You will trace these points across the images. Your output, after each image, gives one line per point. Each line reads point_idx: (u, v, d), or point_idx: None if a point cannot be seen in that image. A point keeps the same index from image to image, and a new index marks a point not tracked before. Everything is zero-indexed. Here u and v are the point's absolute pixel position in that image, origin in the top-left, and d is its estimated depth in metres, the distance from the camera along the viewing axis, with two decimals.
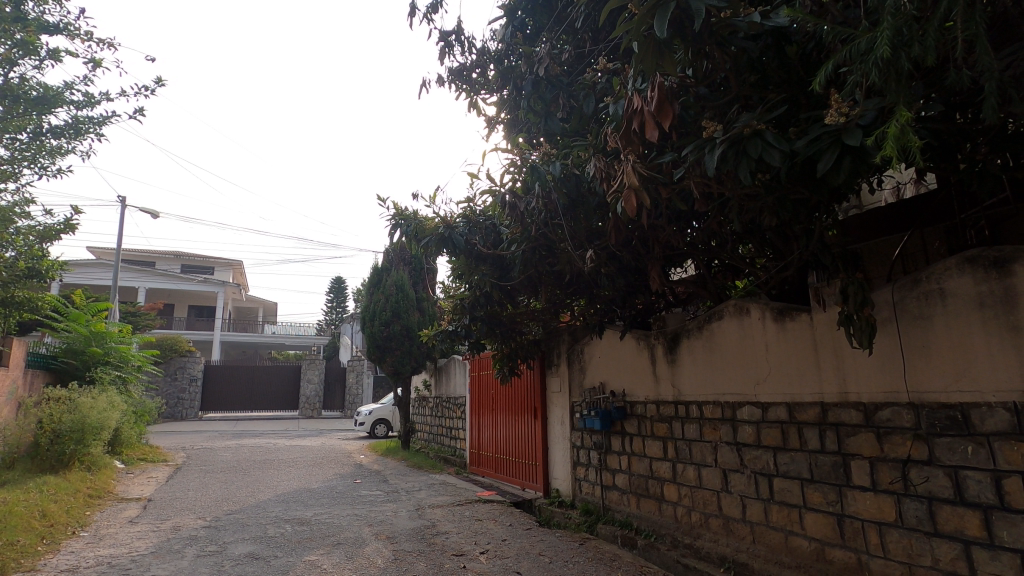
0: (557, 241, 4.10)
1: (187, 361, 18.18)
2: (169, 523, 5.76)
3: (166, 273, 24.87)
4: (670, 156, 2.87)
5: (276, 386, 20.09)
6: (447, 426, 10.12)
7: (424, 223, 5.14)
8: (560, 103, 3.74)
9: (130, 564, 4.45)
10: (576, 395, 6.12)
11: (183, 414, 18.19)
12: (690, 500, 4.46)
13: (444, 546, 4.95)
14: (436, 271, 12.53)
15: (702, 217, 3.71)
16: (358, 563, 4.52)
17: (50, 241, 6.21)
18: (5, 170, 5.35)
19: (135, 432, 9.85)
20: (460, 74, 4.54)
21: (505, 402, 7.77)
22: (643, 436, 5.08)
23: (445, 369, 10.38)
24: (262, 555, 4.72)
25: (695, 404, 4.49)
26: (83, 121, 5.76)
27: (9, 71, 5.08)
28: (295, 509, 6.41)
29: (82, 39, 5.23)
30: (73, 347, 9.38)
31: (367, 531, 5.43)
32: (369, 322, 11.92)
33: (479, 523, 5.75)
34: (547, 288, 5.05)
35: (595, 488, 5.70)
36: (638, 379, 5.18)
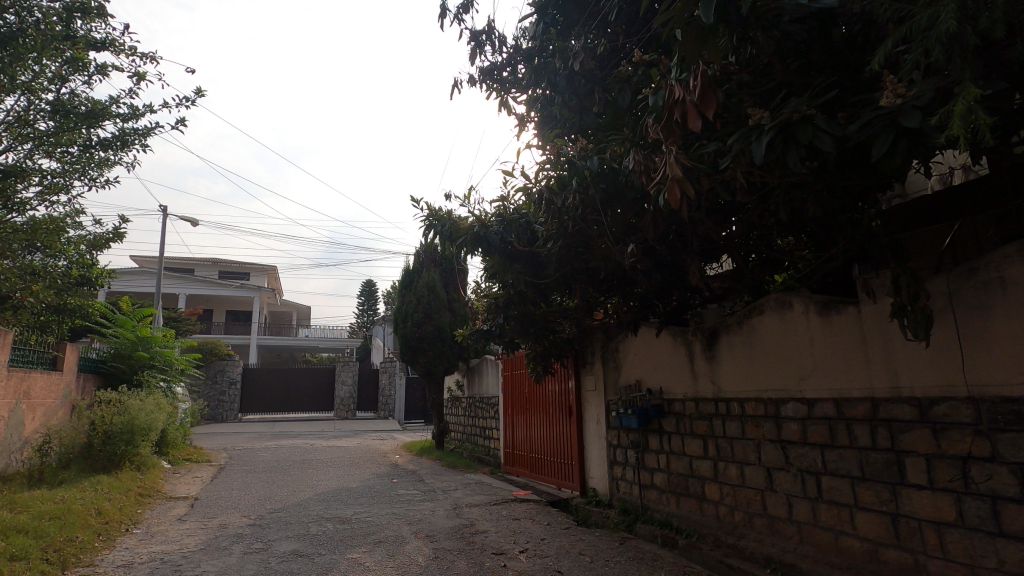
0: (593, 237, 4.04)
1: (227, 364, 18.84)
2: (216, 521, 5.92)
3: (204, 280, 25.66)
4: (713, 145, 2.81)
5: (312, 387, 20.37)
6: (480, 426, 10.15)
7: (458, 222, 5.13)
8: (595, 97, 3.69)
9: (181, 560, 4.59)
10: (612, 394, 6.06)
11: (223, 416, 18.73)
12: (733, 498, 4.36)
13: (483, 546, 4.95)
14: (466, 271, 12.55)
15: (741, 208, 3.63)
16: (399, 561, 4.56)
17: (99, 250, 6.42)
18: (57, 182, 5.62)
19: (180, 433, 10.18)
20: (490, 73, 4.56)
21: (540, 402, 7.74)
22: (682, 434, 4.98)
23: (478, 369, 10.45)
24: (306, 552, 4.80)
25: (737, 401, 4.39)
26: (129, 132, 5.96)
27: (61, 86, 5.29)
28: (335, 507, 6.52)
29: (127, 54, 5.40)
30: (121, 352, 9.78)
31: (406, 530, 5.47)
32: (401, 324, 12.05)
33: (517, 522, 5.74)
34: (581, 286, 5.01)
35: (633, 487, 5.63)
36: (674, 377, 5.10)
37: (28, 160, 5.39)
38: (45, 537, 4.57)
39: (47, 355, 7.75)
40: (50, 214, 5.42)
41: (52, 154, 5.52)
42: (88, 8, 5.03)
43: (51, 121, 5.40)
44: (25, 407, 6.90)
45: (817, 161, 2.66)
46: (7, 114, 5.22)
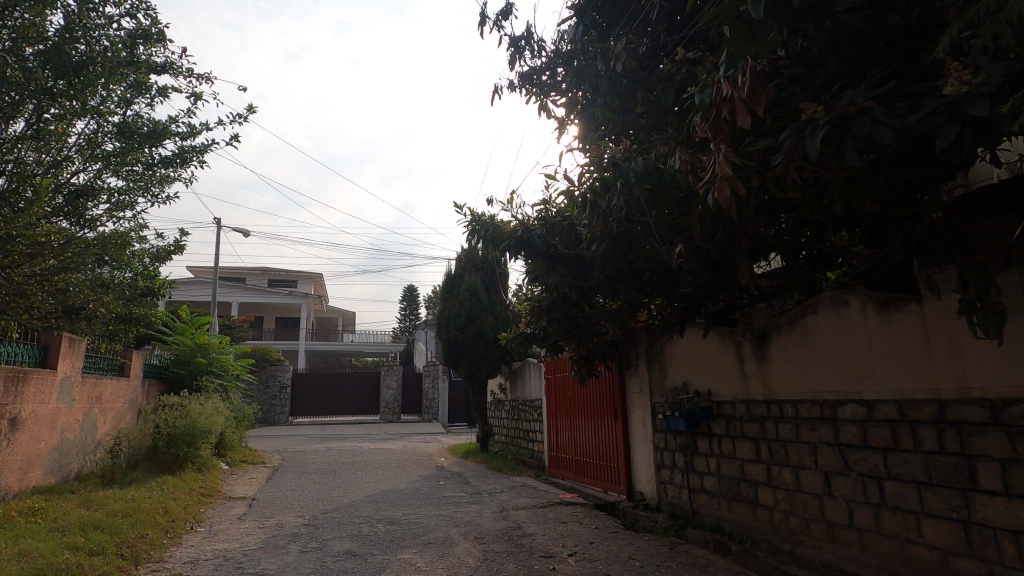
0: (638, 238, 4.01)
1: (278, 369, 19.52)
2: (274, 521, 6.14)
3: (255, 288, 26.67)
4: (764, 141, 2.75)
5: (359, 391, 20.85)
6: (524, 429, 10.16)
7: (501, 226, 5.14)
8: (638, 98, 3.68)
9: (243, 557, 4.79)
10: (658, 396, 5.97)
11: (275, 419, 19.40)
12: (788, 503, 4.23)
13: (532, 548, 4.97)
14: (507, 274, 12.60)
15: (792, 204, 3.53)
16: (449, 562, 4.63)
17: (162, 261, 6.79)
18: (123, 199, 5.96)
19: (237, 435, 10.61)
20: (530, 78, 4.59)
21: (585, 404, 7.70)
22: (732, 437, 4.87)
23: (521, 372, 10.48)
24: (359, 552, 4.92)
25: (791, 403, 4.26)
26: (188, 149, 6.27)
27: (126, 109, 5.66)
28: (386, 509, 6.66)
29: (184, 75, 5.69)
30: (182, 358, 10.29)
31: (455, 532, 5.55)
32: (444, 327, 12.20)
33: (564, 525, 5.73)
34: (626, 288, 4.97)
35: (681, 490, 5.53)
36: (723, 378, 4.98)
37: (98, 179, 5.74)
38: (120, 533, 4.86)
39: (116, 362, 8.22)
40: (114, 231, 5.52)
41: (118, 173, 5.86)
42: (150, 35, 5.32)
43: (117, 142, 5.74)
44: (97, 411, 7.37)
45: (874, 154, 2.56)
46: (80, 137, 5.57)
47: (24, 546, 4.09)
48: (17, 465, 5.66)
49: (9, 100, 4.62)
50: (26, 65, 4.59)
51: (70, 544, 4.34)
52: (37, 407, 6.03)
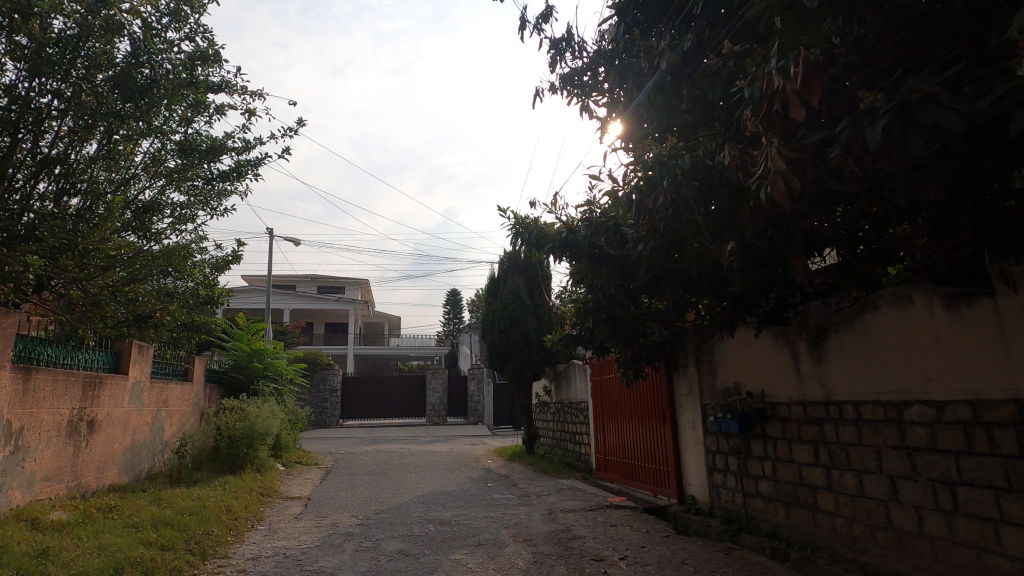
0: (685, 237, 3.94)
1: (329, 373, 20.14)
2: (329, 520, 6.33)
3: (306, 295, 27.59)
4: (818, 133, 2.66)
5: (406, 394, 21.23)
6: (571, 432, 10.10)
7: (545, 228, 5.12)
8: (683, 95, 3.62)
9: (301, 555, 4.97)
10: (708, 398, 5.84)
11: (327, 421, 19.99)
12: (851, 510, 4.06)
13: (582, 551, 4.94)
14: (550, 277, 12.58)
15: (849, 197, 3.40)
16: (500, 563, 4.66)
17: (221, 271, 7.13)
18: (185, 213, 6.29)
19: (291, 438, 10.99)
20: (571, 79, 4.59)
21: (632, 406, 7.60)
22: (788, 440, 4.70)
23: (566, 375, 10.45)
24: (411, 552, 5.02)
25: (851, 404, 4.09)
26: (243, 163, 6.57)
27: (187, 128, 5.98)
28: (435, 510, 6.76)
29: (239, 93, 5.96)
30: (240, 363, 10.81)
31: (505, 534, 5.57)
32: (488, 330, 12.28)
33: (614, 529, 5.67)
34: (673, 288, 4.89)
35: (735, 495, 5.38)
36: (777, 379, 4.82)
37: (162, 195, 6.08)
38: (188, 530, 5.11)
39: (180, 367, 8.67)
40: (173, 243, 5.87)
41: (181, 189, 6.19)
42: (207, 56, 5.60)
43: (179, 158, 6.06)
44: (164, 414, 7.80)
45: (940, 141, 2.44)
46: (145, 155, 5.90)
47: (104, 540, 4.38)
48: (95, 464, 6.05)
49: (82, 124, 4.93)
50: (97, 90, 4.88)
51: (144, 539, 4.61)
52: (112, 410, 6.43)
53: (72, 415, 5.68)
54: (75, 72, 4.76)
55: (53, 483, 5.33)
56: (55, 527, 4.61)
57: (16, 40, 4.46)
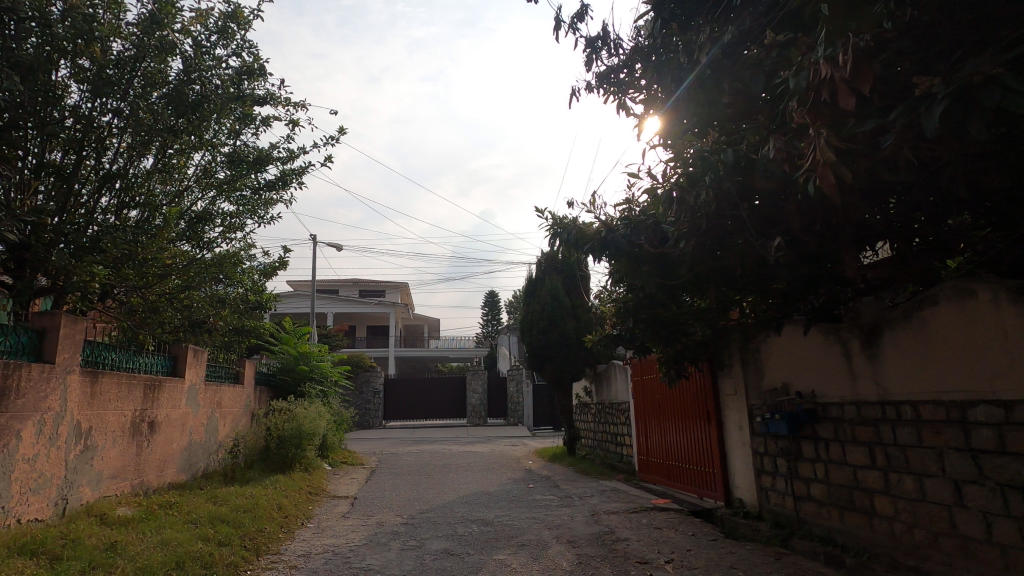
0: (729, 234, 3.85)
1: (371, 375, 20.56)
2: (375, 519, 6.47)
3: (348, 299, 28.24)
4: (870, 122, 2.56)
5: (446, 395, 21.47)
6: (612, 433, 10.00)
7: (584, 228, 4.98)
8: (724, 88, 3.55)
9: (349, 552, 5.09)
10: (755, 398, 5.69)
11: (370, 423, 20.40)
12: (912, 515, 3.88)
13: (627, 553, 4.88)
14: (588, 277, 12.52)
15: (903, 187, 3.26)
16: (544, 564, 4.66)
17: (269, 277, 7.39)
18: (234, 222, 6.56)
19: (337, 438, 11.26)
20: (607, 77, 4.56)
21: (674, 407, 7.48)
22: (841, 441, 4.53)
23: (606, 375, 10.37)
24: (455, 551, 5.08)
25: (909, 404, 3.91)
26: (288, 172, 6.80)
27: (235, 140, 6.23)
28: (478, 510, 6.81)
29: (283, 104, 6.17)
30: (287, 366, 11.17)
31: (548, 534, 5.57)
32: (527, 331, 12.30)
33: (658, 531, 5.58)
34: (716, 286, 4.78)
35: (785, 498, 5.22)
36: (828, 378, 4.65)
37: (213, 205, 6.35)
38: (242, 526, 5.32)
39: (232, 370, 9.02)
40: (224, 251, 6.15)
41: (230, 199, 6.45)
42: (253, 71, 5.82)
43: (229, 169, 6.31)
44: (217, 415, 8.13)
45: (1005, 126, 2.31)
46: (197, 167, 6.17)
47: (166, 535, 4.60)
48: (156, 462, 6.37)
49: (140, 140, 5.19)
50: (153, 107, 5.13)
51: (202, 535, 4.81)
52: (170, 411, 6.76)
53: (135, 416, 6.00)
54: (132, 90, 4.99)
55: (119, 480, 5.64)
56: (121, 521, 4.88)
57: (80, 63, 4.71)
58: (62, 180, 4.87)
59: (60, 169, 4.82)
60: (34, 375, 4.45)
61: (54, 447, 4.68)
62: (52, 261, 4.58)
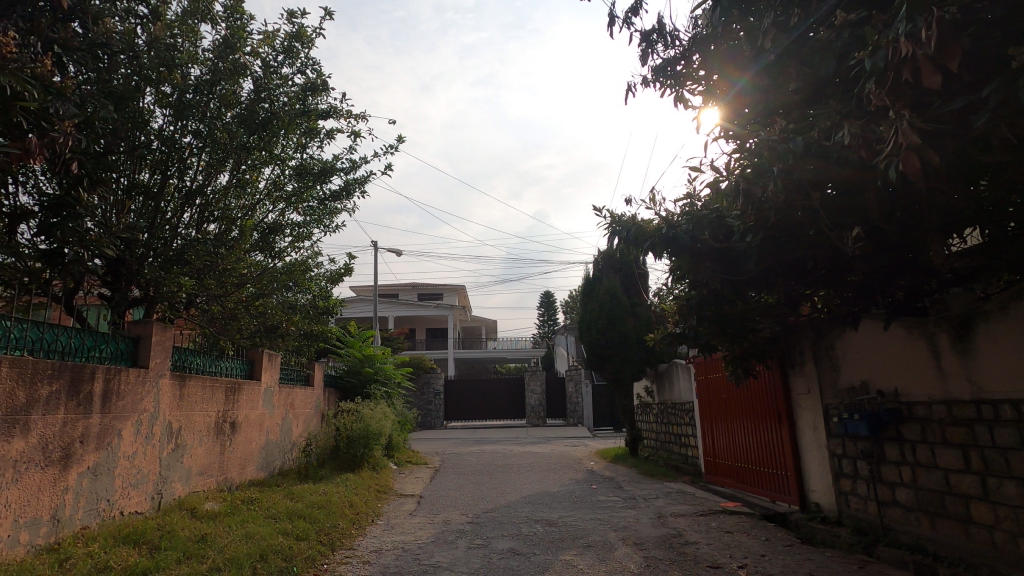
0: (799, 226, 3.69)
1: (432, 377, 21.01)
2: (441, 517, 6.61)
3: (408, 302, 28.97)
4: (959, 101, 2.39)
5: (505, 396, 21.64)
6: (676, 433, 9.77)
7: (644, 224, 4.83)
8: (791, 74, 3.41)
9: (419, 550, 5.22)
10: (831, 397, 5.40)
11: (432, 423, 20.85)
12: (1015, 523, 3.57)
13: (697, 557, 4.76)
14: (647, 274, 12.28)
15: (996, 168, 3.01)
16: (611, 566, 4.61)
17: (335, 283, 7.70)
18: (302, 232, 6.88)
19: (402, 438, 11.59)
20: (664, 70, 4.47)
21: (742, 407, 7.21)
22: (930, 443, 4.24)
23: (668, 375, 10.14)
24: (522, 551, 5.11)
25: (1009, 404, 3.61)
26: (351, 182, 7.06)
27: (302, 153, 6.54)
28: (542, 510, 6.82)
29: (345, 116, 6.42)
30: (354, 368, 11.61)
31: (614, 536, 5.51)
32: (585, 331, 12.20)
33: (729, 535, 5.41)
34: (786, 280, 4.58)
35: (868, 503, 4.93)
36: (913, 376, 4.36)
37: (283, 217, 6.68)
38: (318, 522, 5.58)
39: (303, 373, 9.47)
40: (294, 260, 6.44)
41: (298, 210, 6.77)
42: (317, 86, 6.08)
43: (297, 182, 6.63)
44: (291, 416, 8.56)
45: None
46: (268, 182, 6.49)
47: (250, 529, 4.88)
48: (238, 460, 6.79)
49: (216, 158, 5.53)
50: (227, 126, 5.47)
51: (282, 530, 5.08)
52: (249, 411, 7.18)
53: (219, 416, 6.41)
54: (209, 112, 5.34)
55: (206, 476, 6.04)
56: (210, 515, 5.23)
57: (162, 89, 5.07)
58: (150, 198, 5.28)
59: (148, 189, 5.24)
60: (132, 380, 4.84)
61: (150, 445, 5.08)
62: (144, 273, 5.01)
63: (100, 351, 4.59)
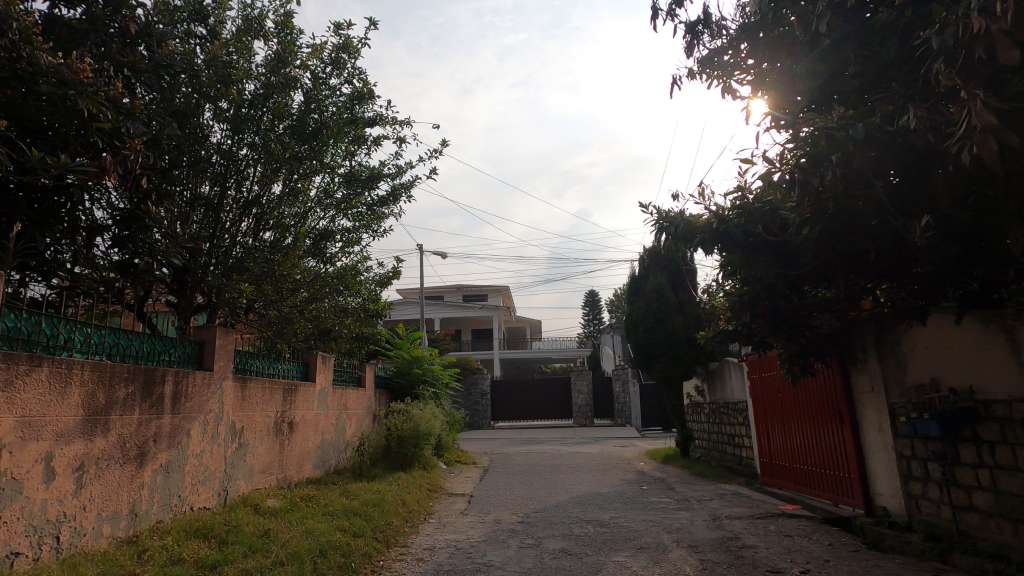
0: (860, 217, 3.53)
1: (478, 377, 21.18)
2: (492, 517, 6.66)
3: (453, 303, 29.30)
4: None
5: (551, 396, 21.58)
6: (729, 433, 9.49)
7: (693, 219, 4.77)
8: (849, 59, 3.27)
9: (471, 548, 5.27)
10: (897, 396, 5.13)
11: (479, 423, 21.00)
12: None
13: (756, 561, 4.62)
14: (695, 271, 11.98)
15: None
16: (666, 568, 4.53)
17: (384, 286, 7.88)
18: (352, 237, 7.07)
19: (451, 438, 11.74)
20: (711, 61, 4.36)
21: (800, 406, 6.94)
22: (1011, 444, 3.96)
23: (720, 374, 9.86)
24: (574, 551, 5.09)
25: None
26: (398, 187, 7.21)
27: (350, 161, 6.72)
28: (593, 511, 6.77)
29: (390, 123, 6.56)
30: (403, 369, 11.83)
31: (667, 538, 5.41)
32: (632, 330, 12.03)
33: (790, 539, 5.22)
34: (846, 274, 4.39)
35: (942, 508, 4.65)
36: (990, 373, 4.10)
37: (333, 223, 6.89)
38: (373, 519, 5.72)
39: (355, 374, 9.73)
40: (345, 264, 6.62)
41: (348, 216, 6.96)
42: (363, 95, 6.25)
43: (345, 189, 6.82)
44: (344, 416, 8.81)
45: None
46: (319, 190, 6.70)
47: (309, 525, 5.06)
48: (296, 459, 7.04)
49: (270, 168, 5.76)
50: (280, 138, 5.68)
51: (340, 526, 5.24)
52: (306, 412, 7.43)
53: (278, 416, 6.67)
54: (263, 124, 5.57)
55: (267, 474, 6.30)
56: (272, 511, 5.45)
57: (220, 105, 5.31)
58: (211, 209, 5.54)
59: (209, 201, 5.50)
60: (199, 382, 5.10)
61: (216, 444, 5.34)
62: (208, 280, 5.28)
63: (170, 355, 4.85)
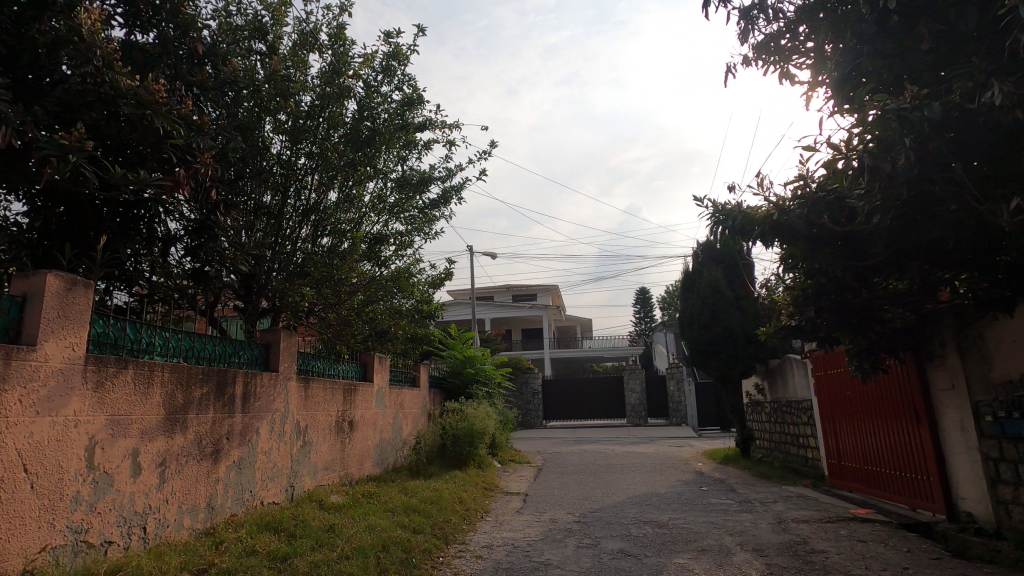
0: (936, 203, 3.32)
1: (530, 377, 21.18)
2: (548, 516, 6.65)
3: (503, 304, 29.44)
4: None
5: (604, 396, 21.34)
6: (793, 433, 9.10)
7: (751, 212, 4.53)
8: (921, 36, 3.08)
9: (528, 546, 5.29)
10: (981, 393, 4.79)
11: (531, 422, 21.02)
12: None
13: (827, 566, 4.42)
14: (753, 265, 11.53)
15: None
16: (730, 571, 4.41)
17: (436, 288, 8.02)
18: (404, 240, 7.22)
19: (504, 437, 11.80)
20: (767, 46, 4.20)
21: (872, 405, 6.57)
22: None
23: (782, 371, 9.47)
24: (633, 552, 5.02)
25: None
26: (448, 189, 7.31)
27: (402, 165, 6.87)
28: (651, 511, 6.65)
29: (440, 126, 6.66)
30: (456, 369, 11.98)
31: (730, 540, 5.25)
32: (687, 327, 11.72)
33: (863, 544, 4.96)
34: (921, 264, 4.13)
35: None
36: None
37: (387, 227, 7.06)
38: (432, 516, 5.83)
39: (410, 375, 9.94)
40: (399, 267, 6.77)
41: (400, 219, 7.12)
42: (413, 101, 6.37)
43: (398, 193, 6.97)
44: (401, 415, 9.02)
45: None
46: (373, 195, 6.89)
47: (371, 521, 5.21)
48: (357, 457, 7.27)
49: (327, 176, 5.96)
50: (336, 146, 5.88)
51: (400, 522, 5.37)
52: (365, 411, 7.66)
53: (339, 415, 6.91)
54: (319, 134, 5.79)
55: (330, 471, 6.54)
56: (336, 507, 5.66)
57: (279, 118, 5.54)
58: (273, 218, 5.79)
59: (271, 210, 5.75)
60: (266, 383, 5.35)
61: (283, 442, 5.59)
62: (272, 285, 5.54)
63: (239, 357, 5.10)
